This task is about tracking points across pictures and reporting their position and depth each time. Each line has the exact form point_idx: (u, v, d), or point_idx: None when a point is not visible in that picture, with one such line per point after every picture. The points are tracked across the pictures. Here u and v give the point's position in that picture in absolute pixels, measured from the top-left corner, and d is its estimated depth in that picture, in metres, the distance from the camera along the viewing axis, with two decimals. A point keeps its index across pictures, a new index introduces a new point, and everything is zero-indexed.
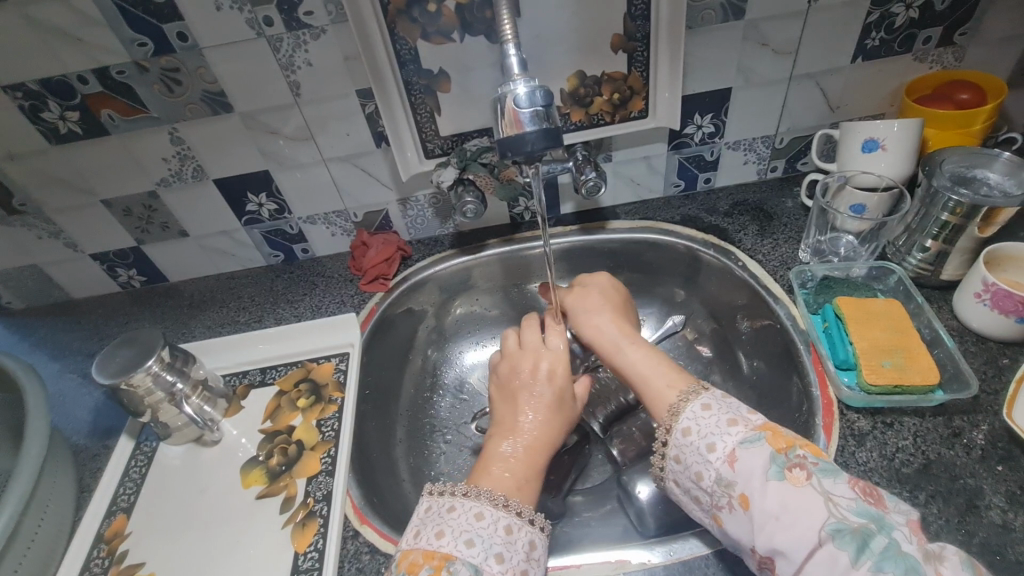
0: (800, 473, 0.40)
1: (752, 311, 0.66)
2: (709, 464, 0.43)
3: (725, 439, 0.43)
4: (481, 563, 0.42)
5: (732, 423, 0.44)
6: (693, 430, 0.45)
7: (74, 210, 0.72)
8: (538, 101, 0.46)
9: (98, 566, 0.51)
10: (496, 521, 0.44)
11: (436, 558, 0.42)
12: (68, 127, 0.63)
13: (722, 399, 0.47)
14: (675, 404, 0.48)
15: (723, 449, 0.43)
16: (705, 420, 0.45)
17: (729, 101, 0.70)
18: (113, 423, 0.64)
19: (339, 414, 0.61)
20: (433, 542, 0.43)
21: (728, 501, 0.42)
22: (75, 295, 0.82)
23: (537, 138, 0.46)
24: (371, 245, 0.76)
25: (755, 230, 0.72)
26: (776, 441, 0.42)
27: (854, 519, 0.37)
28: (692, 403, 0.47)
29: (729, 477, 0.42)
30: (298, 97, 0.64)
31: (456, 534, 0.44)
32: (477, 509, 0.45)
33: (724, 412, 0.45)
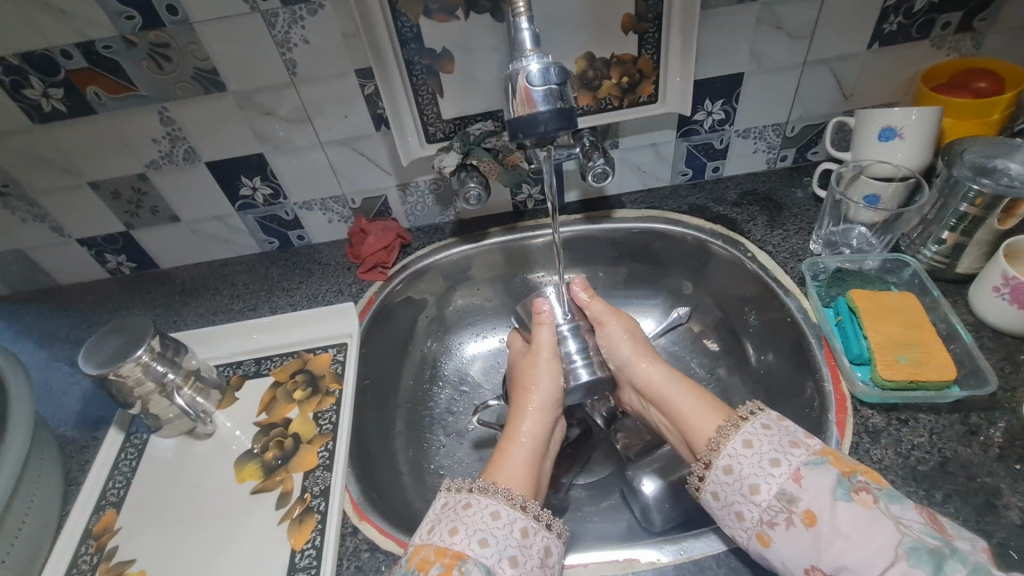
0: (866, 496, 0.40)
1: (762, 303, 0.65)
2: (770, 478, 0.43)
3: (790, 457, 0.43)
4: (494, 564, 0.41)
5: (795, 443, 0.44)
6: (754, 444, 0.45)
7: (59, 192, 0.69)
8: (551, 79, 0.43)
9: (86, 563, 0.49)
10: (512, 523, 0.43)
11: (447, 555, 0.41)
12: (52, 105, 0.61)
13: (784, 417, 0.47)
14: (714, 440, 0.47)
15: (788, 466, 0.43)
16: (765, 437, 0.45)
17: (741, 87, 0.68)
18: (102, 413, 0.62)
19: (337, 407, 0.59)
20: (445, 539, 0.42)
21: (787, 517, 0.41)
22: (62, 281, 0.79)
23: (548, 119, 0.43)
24: (369, 232, 0.73)
25: (764, 221, 0.71)
26: (839, 465, 0.42)
27: (928, 539, 0.37)
28: (754, 420, 0.47)
29: (793, 493, 0.42)
30: (293, 76, 0.61)
31: (470, 532, 0.42)
32: (493, 509, 0.44)
33: (783, 433, 0.45)
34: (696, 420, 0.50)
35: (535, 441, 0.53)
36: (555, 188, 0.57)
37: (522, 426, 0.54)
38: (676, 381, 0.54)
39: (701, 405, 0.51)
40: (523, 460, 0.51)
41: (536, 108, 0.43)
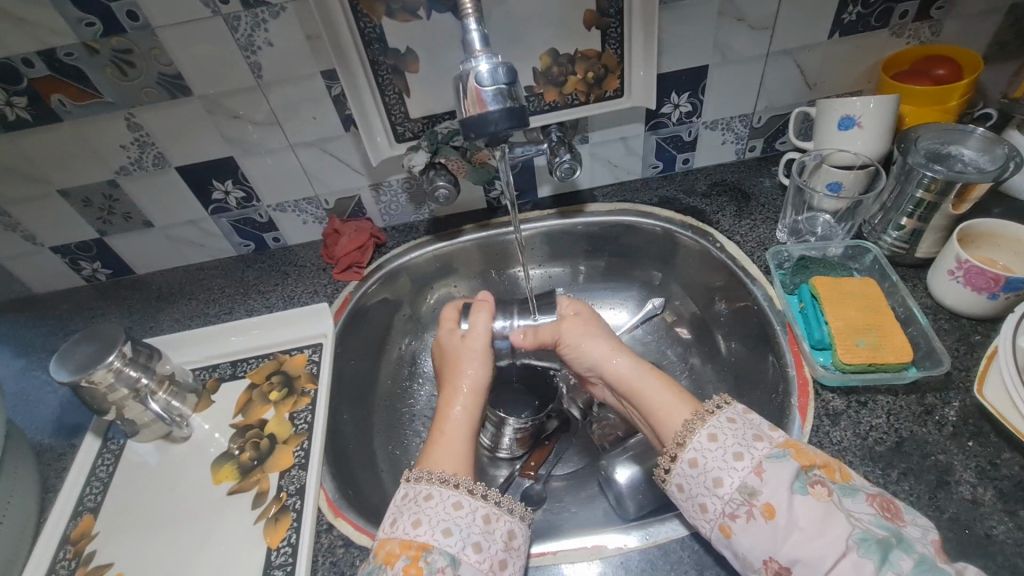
0: (821, 489, 0.40)
1: (730, 292, 0.66)
2: (733, 472, 0.43)
3: (752, 450, 0.43)
4: (458, 552, 0.42)
5: (758, 438, 0.44)
6: (719, 438, 0.45)
7: (29, 200, 0.69)
8: (501, 79, 0.43)
9: (64, 568, 0.50)
10: (474, 511, 0.44)
11: (412, 548, 0.42)
12: (17, 114, 0.60)
13: (749, 410, 0.47)
14: (687, 427, 0.47)
15: (750, 459, 0.42)
16: (730, 431, 0.45)
17: (706, 79, 0.69)
18: (78, 420, 0.62)
19: (312, 406, 0.59)
20: (409, 531, 0.43)
21: (748, 510, 0.41)
22: (37, 289, 0.79)
23: (500, 118, 0.42)
24: (344, 232, 0.74)
25: (732, 211, 0.72)
26: (800, 458, 0.42)
27: (877, 530, 0.37)
28: (721, 413, 0.46)
29: (754, 486, 0.41)
30: (259, 79, 0.61)
31: (433, 523, 0.43)
32: (455, 500, 0.44)
33: (748, 427, 0.45)
34: (667, 409, 0.50)
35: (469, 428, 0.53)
36: (512, 185, 0.57)
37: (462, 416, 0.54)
38: (648, 374, 0.54)
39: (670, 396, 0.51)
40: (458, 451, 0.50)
41: (487, 107, 0.43)
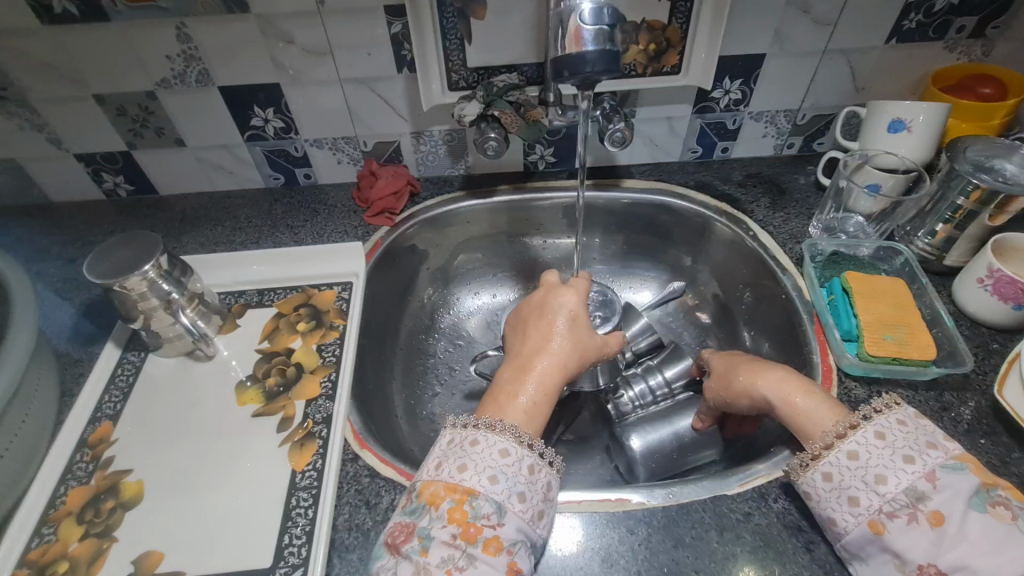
0: (1005, 511, 0.36)
1: (759, 280, 0.67)
2: (899, 472, 0.39)
3: (924, 455, 0.39)
4: (504, 500, 0.41)
5: (932, 445, 0.40)
6: (885, 436, 0.41)
7: (61, 101, 0.66)
8: (604, 20, 0.42)
9: (81, 470, 0.49)
10: (522, 460, 0.43)
11: (457, 492, 0.41)
12: (64, 6, 0.58)
13: (923, 416, 0.42)
14: (838, 426, 0.43)
15: (922, 464, 0.39)
16: (900, 433, 0.41)
17: (761, 68, 0.69)
18: (97, 329, 0.61)
19: (341, 340, 0.59)
20: (455, 475, 0.42)
21: (910, 513, 0.37)
22: (54, 197, 0.77)
23: (596, 60, 0.42)
24: (381, 176, 0.73)
25: (767, 203, 0.73)
26: (980, 474, 0.38)
27: None
28: (886, 414, 0.42)
29: (923, 491, 0.38)
30: (321, 4, 0.60)
31: (480, 470, 0.42)
32: (503, 447, 0.43)
33: (920, 433, 0.41)
34: (813, 410, 0.45)
35: (549, 382, 0.49)
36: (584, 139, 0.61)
37: (542, 365, 0.50)
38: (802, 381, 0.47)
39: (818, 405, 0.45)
40: (528, 408, 0.47)
41: (585, 46, 0.42)
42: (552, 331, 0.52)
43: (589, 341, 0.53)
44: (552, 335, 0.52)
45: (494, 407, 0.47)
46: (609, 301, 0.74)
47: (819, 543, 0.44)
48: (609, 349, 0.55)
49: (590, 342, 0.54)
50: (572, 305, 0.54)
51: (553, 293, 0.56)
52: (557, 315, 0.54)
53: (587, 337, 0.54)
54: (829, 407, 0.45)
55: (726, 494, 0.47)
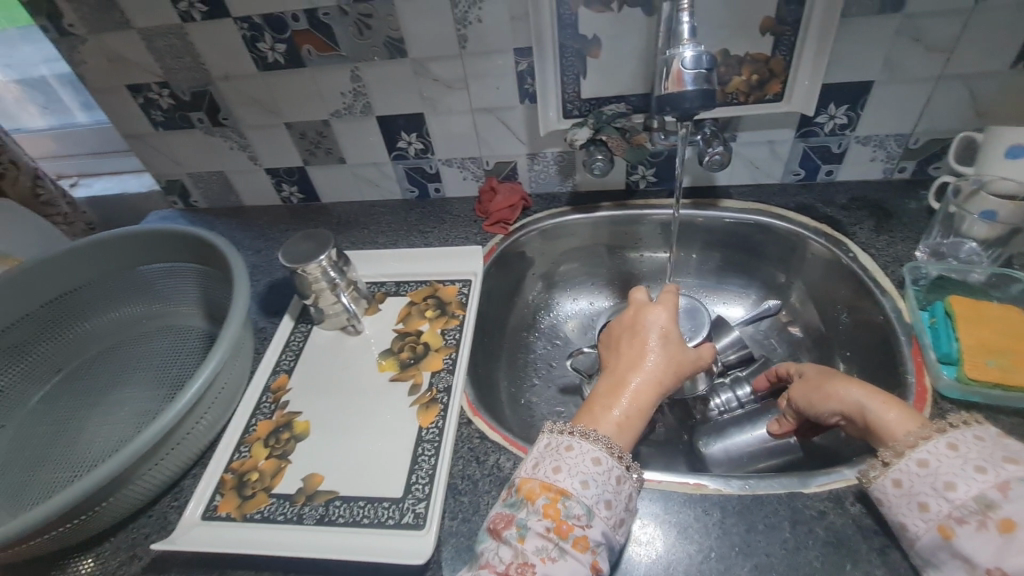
0: None
1: (856, 301, 0.68)
2: (971, 481, 0.40)
3: (1001, 468, 0.40)
4: (593, 505, 0.45)
5: (1012, 459, 0.40)
6: (960, 447, 0.43)
7: (262, 128, 0.86)
8: (702, 65, 0.49)
9: (267, 408, 0.65)
10: (611, 470, 0.47)
11: (552, 490, 0.46)
12: (275, 57, 0.76)
13: (1008, 436, 0.43)
14: (911, 435, 0.45)
15: (996, 475, 0.40)
16: (976, 445, 0.42)
17: (869, 95, 0.71)
18: (276, 305, 0.78)
19: (460, 327, 0.70)
20: (550, 476, 0.47)
21: (980, 520, 0.39)
22: (247, 202, 0.99)
23: (694, 98, 0.49)
24: (499, 191, 0.84)
25: (871, 226, 0.73)
26: None
27: None
28: (964, 428, 0.43)
29: (994, 499, 0.39)
30: (463, 49, 0.72)
31: (573, 473, 0.47)
32: (595, 455, 0.48)
33: (998, 447, 0.42)
34: (887, 420, 0.48)
35: (643, 399, 0.53)
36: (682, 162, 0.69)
37: (636, 383, 0.54)
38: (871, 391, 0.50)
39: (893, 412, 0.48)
40: (620, 423, 0.51)
41: (685, 87, 0.49)
42: (646, 348, 0.56)
43: (682, 357, 0.56)
44: (646, 352, 0.56)
45: (587, 418, 0.52)
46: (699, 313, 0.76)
47: (893, 548, 0.46)
48: (704, 362, 0.58)
49: (684, 356, 0.57)
50: (663, 324, 0.58)
51: (646, 312, 0.60)
52: (649, 334, 0.57)
53: (682, 352, 0.57)
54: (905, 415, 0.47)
55: (801, 492, 0.51)
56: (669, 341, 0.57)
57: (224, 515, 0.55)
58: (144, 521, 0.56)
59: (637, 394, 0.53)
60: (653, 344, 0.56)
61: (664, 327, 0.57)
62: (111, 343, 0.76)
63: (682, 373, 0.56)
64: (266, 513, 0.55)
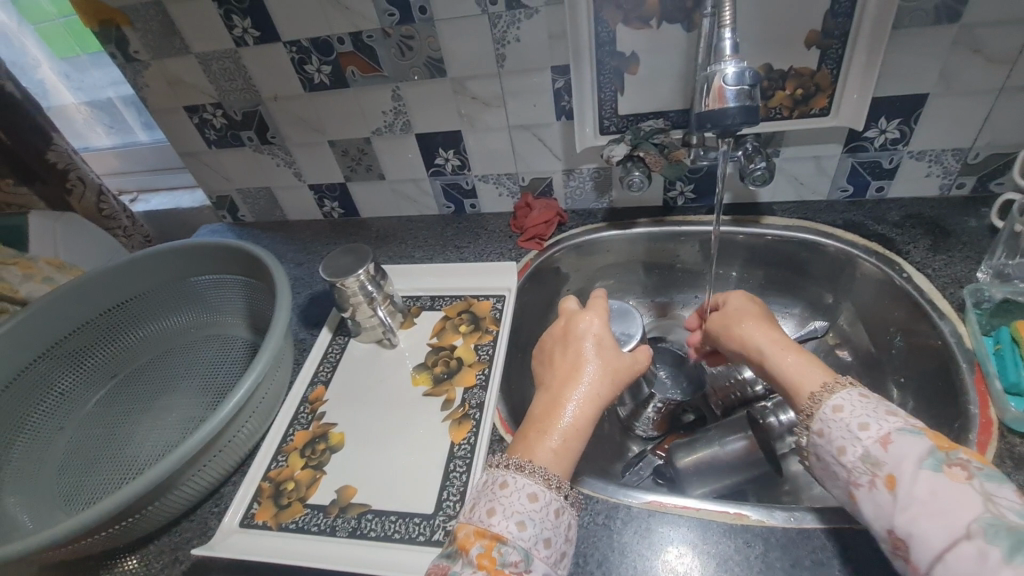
0: (959, 471, 0.38)
1: (911, 324, 0.65)
2: (856, 442, 0.43)
3: (881, 423, 0.42)
4: (531, 547, 0.42)
5: (890, 413, 0.43)
6: (844, 409, 0.45)
7: (307, 145, 0.89)
8: (745, 81, 0.48)
9: (304, 418, 0.66)
10: (548, 504, 0.44)
11: (486, 537, 0.42)
12: (321, 78, 0.79)
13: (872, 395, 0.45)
14: (829, 385, 0.47)
15: (877, 430, 0.42)
16: (859, 404, 0.44)
17: (923, 108, 0.67)
18: (317, 317, 0.80)
19: (494, 343, 0.70)
20: (484, 520, 0.43)
21: (870, 480, 0.41)
22: (291, 216, 1.02)
23: (737, 115, 0.48)
24: (534, 207, 0.85)
25: (927, 245, 0.70)
26: (937, 441, 0.40)
27: (1014, 519, 0.34)
28: (850, 389, 0.46)
29: (878, 456, 0.41)
30: (501, 68, 0.73)
31: (507, 514, 0.43)
32: (531, 491, 0.44)
33: (879, 404, 0.44)
34: (799, 371, 0.50)
35: (581, 418, 0.49)
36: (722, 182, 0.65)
37: (571, 402, 0.50)
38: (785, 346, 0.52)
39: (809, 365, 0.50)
40: (557, 450, 0.47)
41: (727, 103, 0.48)
42: (580, 357, 0.53)
43: (619, 364, 0.53)
44: (582, 362, 0.52)
45: (523, 448, 0.48)
46: (627, 313, 0.74)
47: None
48: (642, 365, 0.55)
49: (621, 362, 0.53)
50: (594, 331, 0.54)
51: (575, 319, 0.56)
52: (581, 346, 0.54)
53: (618, 358, 0.53)
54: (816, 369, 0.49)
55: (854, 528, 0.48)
56: (602, 350, 0.53)
57: (261, 523, 0.56)
58: (186, 525, 0.58)
59: (575, 414, 0.49)
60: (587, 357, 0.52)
61: (593, 334, 0.54)
62: (163, 350, 0.80)
63: (625, 377, 0.53)
64: (301, 524, 0.55)
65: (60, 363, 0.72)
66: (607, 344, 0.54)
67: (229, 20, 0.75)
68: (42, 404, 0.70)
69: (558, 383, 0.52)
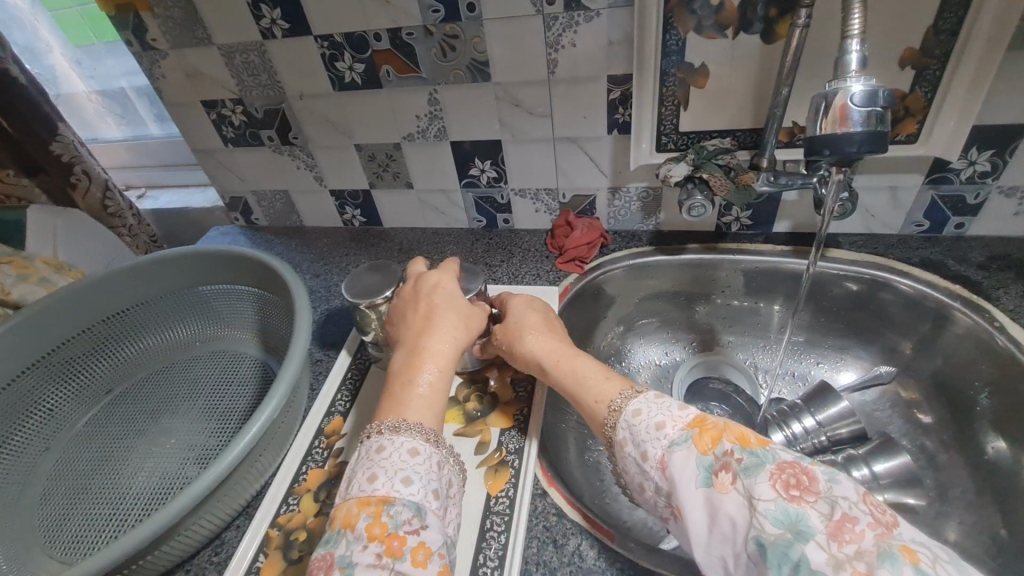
0: (725, 477, 0.36)
1: (1006, 381, 0.58)
2: (646, 475, 0.40)
3: (657, 445, 0.40)
4: (422, 500, 0.41)
5: (661, 425, 0.41)
6: (628, 441, 0.42)
7: (331, 148, 0.83)
8: (876, 102, 0.42)
9: (318, 455, 0.59)
10: (429, 457, 0.44)
11: (370, 503, 0.40)
12: (353, 77, 0.73)
13: (663, 396, 0.44)
14: (617, 402, 0.45)
15: (653, 456, 0.40)
16: (653, 410, 0.43)
17: (1023, 140, 0.60)
18: (335, 337, 0.73)
19: (533, 378, 0.63)
20: (365, 488, 0.41)
21: (670, 511, 0.39)
22: (308, 222, 0.96)
23: (862, 141, 0.42)
24: (576, 227, 0.78)
25: (1020, 292, 0.63)
26: (701, 442, 0.38)
27: (772, 529, 0.33)
28: (641, 396, 0.45)
29: (665, 486, 0.39)
30: (552, 74, 0.67)
31: (392, 474, 0.42)
32: (411, 446, 0.43)
33: (658, 411, 0.42)
34: (582, 376, 0.50)
35: (441, 370, 0.50)
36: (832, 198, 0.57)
37: (431, 357, 0.51)
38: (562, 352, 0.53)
39: (604, 375, 0.49)
40: (426, 396, 0.48)
41: (852, 128, 0.42)
42: (431, 307, 0.55)
43: (473, 319, 0.56)
44: (434, 312, 0.54)
45: (391, 407, 0.47)
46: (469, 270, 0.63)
47: None
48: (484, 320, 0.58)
49: (473, 316, 0.56)
50: (440, 285, 0.57)
51: (427, 277, 0.59)
52: (435, 304, 0.55)
53: (474, 317, 0.56)
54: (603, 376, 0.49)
55: None
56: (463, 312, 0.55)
57: None
58: None
59: (438, 369, 0.50)
60: (445, 313, 0.54)
61: (446, 287, 0.57)
62: (163, 365, 0.73)
63: (474, 329, 0.56)
64: None
65: (49, 375, 0.66)
66: (456, 297, 0.57)
67: (257, 9, 0.69)
68: (27, 422, 0.63)
69: (414, 336, 0.53)
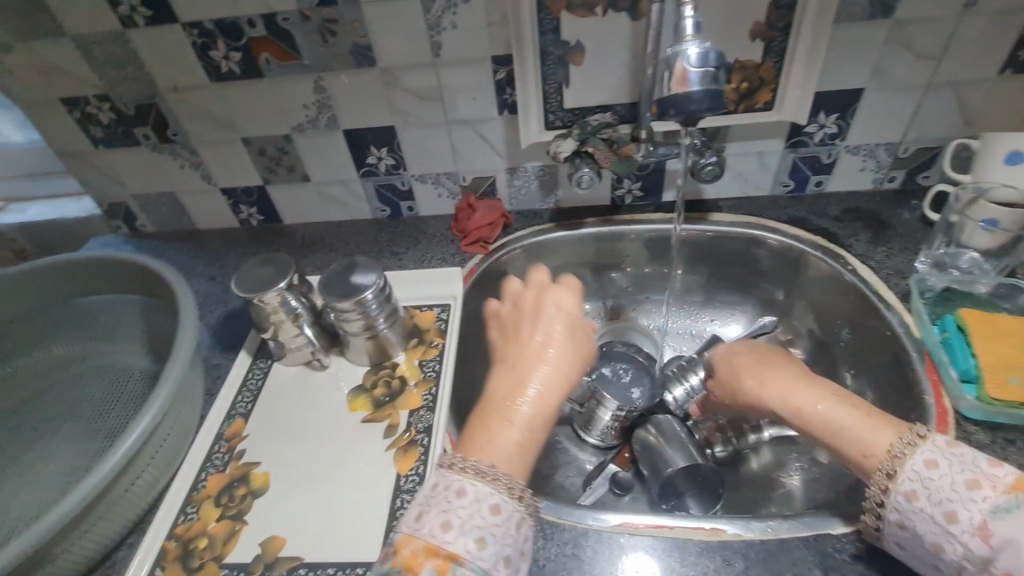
0: None
1: (860, 317, 0.65)
2: (953, 538, 0.38)
3: (971, 507, 0.38)
4: (490, 567, 0.37)
5: (976, 484, 0.39)
6: (919, 494, 0.40)
7: (215, 144, 0.79)
8: (709, 62, 0.46)
9: (219, 459, 0.56)
10: (513, 518, 0.39)
11: (438, 556, 0.37)
12: (229, 66, 0.70)
13: (954, 443, 0.41)
14: (895, 449, 0.43)
15: (972, 517, 0.38)
16: (952, 460, 0.40)
17: (858, 103, 0.68)
18: (233, 339, 0.70)
19: (440, 357, 0.64)
20: (437, 535, 0.37)
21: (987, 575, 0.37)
22: (200, 225, 0.90)
23: (701, 100, 0.46)
24: (478, 208, 0.79)
25: (868, 238, 0.71)
26: None
27: None
28: (924, 444, 0.42)
29: (984, 552, 0.37)
30: (437, 57, 0.67)
31: (467, 530, 0.37)
32: (495, 501, 0.39)
33: (961, 467, 0.40)
34: (832, 417, 0.48)
35: (534, 407, 0.45)
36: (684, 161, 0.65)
37: (525, 394, 0.45)
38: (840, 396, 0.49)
39: (853, 417, 0.47)
40: (520, 442, 0.43)
41: (691, 87, 0.46)
42: (549, 337, 0.49)
43: (585, 348, 0.50)
44: (551, 343, 0.48)
45: (481, 445, 0.42)
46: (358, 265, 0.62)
47: None
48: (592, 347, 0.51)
49: (586, 347, 0.50)
50: (560, 309, 0.51)
51: (543, 298, 0.52)
52: (548, 332, 0.49)
53: (584, 342, 0.50)
54: (856, 416, 0.47)
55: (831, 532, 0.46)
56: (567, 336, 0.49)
57: None
58: None
59: (531, 406, 0.45)
60: (548, 340, 0.48)
61: (562, 311, 0.51)
62: (36, 388, 0.66)
63: (586, 358, 0.50)
64: None
65: None
66: (572, 323, 0.50)
67: None
68: None
69: (512, 370, 0.47)
